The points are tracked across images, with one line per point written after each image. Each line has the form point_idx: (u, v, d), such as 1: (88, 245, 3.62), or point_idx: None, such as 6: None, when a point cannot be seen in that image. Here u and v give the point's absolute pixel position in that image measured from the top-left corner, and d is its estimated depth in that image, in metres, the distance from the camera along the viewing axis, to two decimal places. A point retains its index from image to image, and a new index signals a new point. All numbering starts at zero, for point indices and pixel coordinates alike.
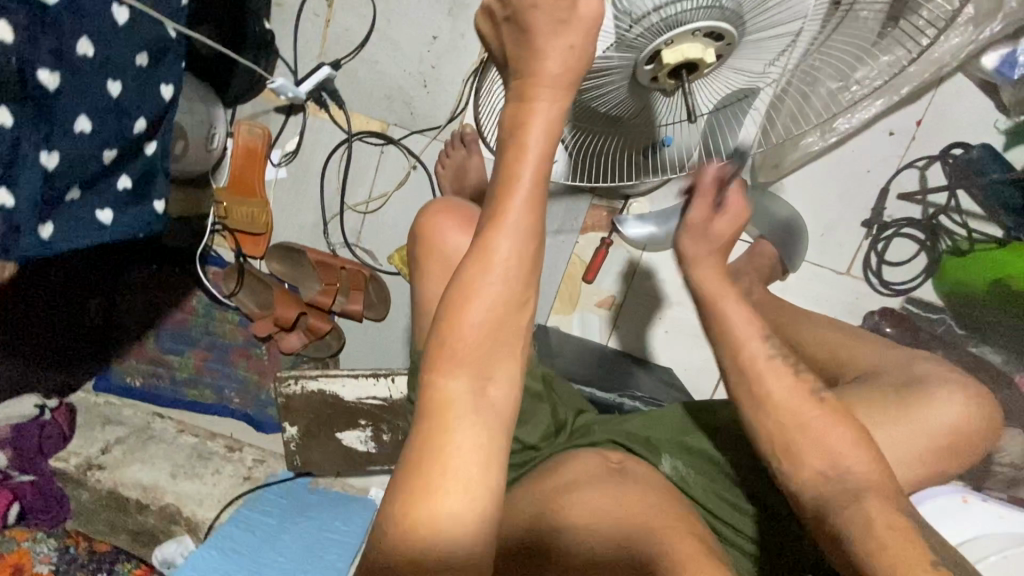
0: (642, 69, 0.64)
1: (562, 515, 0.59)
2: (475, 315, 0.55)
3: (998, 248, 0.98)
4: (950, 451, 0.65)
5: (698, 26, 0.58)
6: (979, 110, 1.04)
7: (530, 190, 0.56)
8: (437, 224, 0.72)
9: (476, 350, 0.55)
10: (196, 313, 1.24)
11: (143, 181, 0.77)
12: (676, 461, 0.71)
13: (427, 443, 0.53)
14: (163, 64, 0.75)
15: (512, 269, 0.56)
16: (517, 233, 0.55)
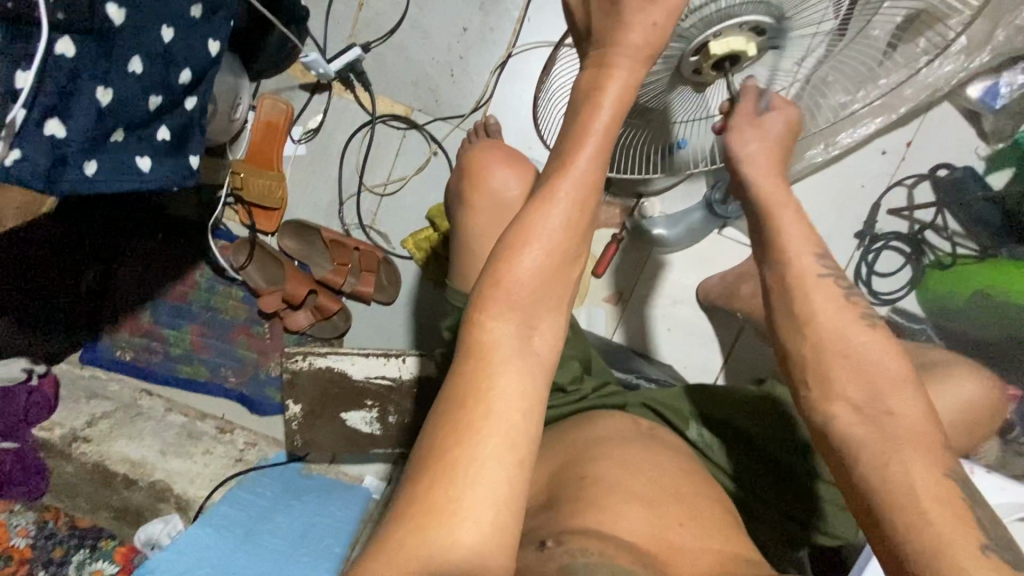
0: (687, 60, 0.69)
1: (594, 468, 0.61)
2: (530, 256, 0.58)
3: (976, 262, 1.07)
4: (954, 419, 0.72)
5: (744, 19, 0.63)
6: (963, 136, 1.14)
7: (595, 145, 0.62)
8: (490, 175, 0.78)
9: (529, 293, 0.57)
10: (198, 287, 1.21)
11: (181, 136, 0.77)
12: (703, 429, 0.76)
13: (473, 379, 0.54)
14: (215, 18, 0.76)
15: (570, 217, 0.60)
16: (579, 180, 0.61)
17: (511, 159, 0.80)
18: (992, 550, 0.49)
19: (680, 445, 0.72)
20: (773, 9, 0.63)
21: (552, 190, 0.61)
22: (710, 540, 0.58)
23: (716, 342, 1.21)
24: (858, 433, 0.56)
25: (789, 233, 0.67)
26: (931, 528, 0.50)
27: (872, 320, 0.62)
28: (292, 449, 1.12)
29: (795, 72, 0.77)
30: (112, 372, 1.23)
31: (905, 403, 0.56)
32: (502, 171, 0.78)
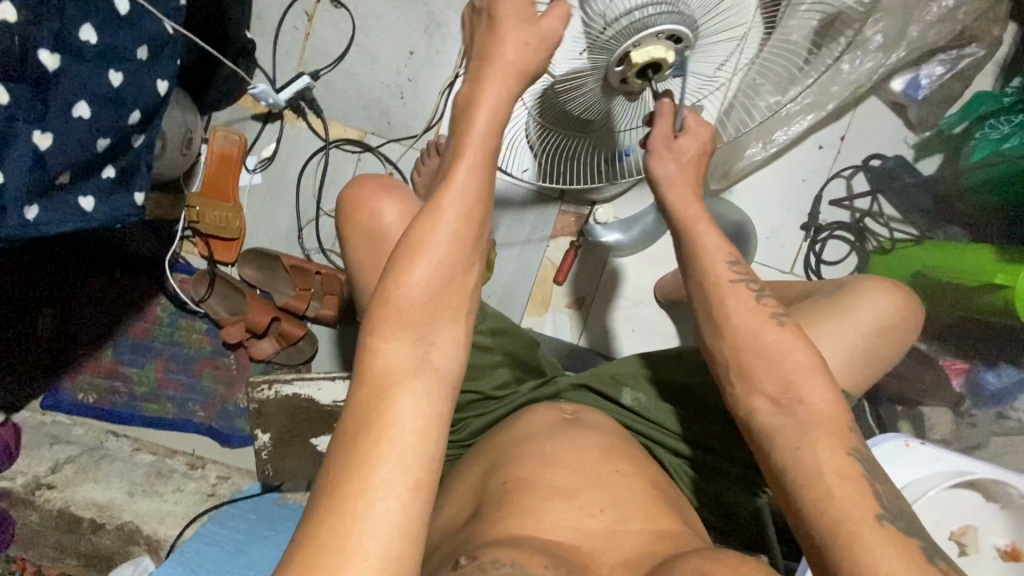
0: (612, 71, 0.72)
1: (519, 468, 0.67)
2: (418, 276, 0.60)
3: (915, 245, 1.12)
4: (884, 336, 0.77)
5: (660, 30, 0.66)
6: (893, 126, 1.21)
7: (474, 158, 0.64)
8: (376, 197, 0.78)
9: (419, 313, 0.59)
10: (161, 322, 1.20)
11: (127, 172, 0.77)
12: (637, 393, 0.82)
13: (367, 406, 0.55)
14: (159, 59, 0.77)
15: (457, 232, 0.62)
16: (462, 193, 0.63)
17: (386, 188, 0.79)
18: (886, 519, 0.52)
19: (623, 434, 0.77)
20: (686, 18, 0.68)
21: (433, 209, 0.62)
22: (626, 520, 0.63)
23: (679, 339, 1.25)
24: (774, 421, 0.61)
25: (709, 238, 0.73)
26: (834, 502, 0.53)
27: (777, 319, 0.66)
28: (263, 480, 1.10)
29: (719, 76, 0.79)
30: (77, 416, 1.20)
31: (817, 390, 0.61)
32: (382, 200, 0.78)
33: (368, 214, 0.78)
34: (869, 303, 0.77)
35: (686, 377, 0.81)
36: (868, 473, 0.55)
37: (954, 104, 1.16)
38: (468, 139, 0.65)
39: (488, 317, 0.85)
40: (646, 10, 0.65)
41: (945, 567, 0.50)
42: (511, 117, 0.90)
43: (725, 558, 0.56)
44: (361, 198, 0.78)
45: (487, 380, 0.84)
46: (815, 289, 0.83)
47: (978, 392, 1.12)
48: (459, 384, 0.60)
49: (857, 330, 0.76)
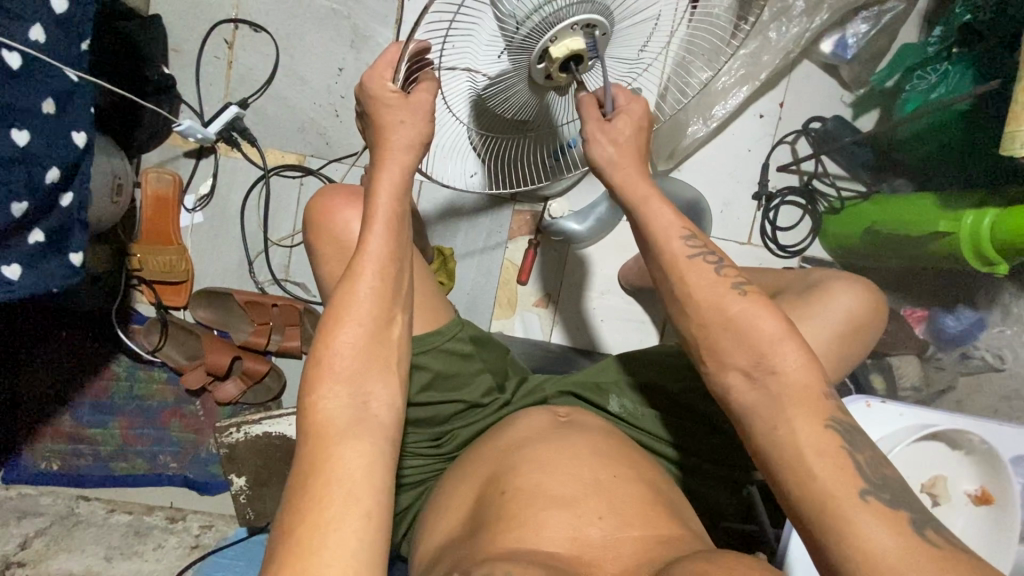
0: (535, 68, 0.71)
1: (516, 477, 0.65)
2: (347, 333, 0.59)
3: (864, 202, 1.14)
4: (853, 334, 0.76)
5: (574, 22, 0.65)
6: (828, 87, 1.23)
7: (388, 203, 0.64)
8: (334, 206, 0.73)
9: (352, 365, 0.59)
10: (118, 378, 1.15)
11: (59, 233, 0.75)
12: (623, 400, 0.80)
13: (313, 460, 0.53)
14: (71, 111, 0.74)
15: (382, 278, 0.62)
16: (383, 233, 0.63)
17: (358, 198, 0.74)
18: (870, 494, 0.49)
19: (603, 423, 0.76)
20: (600, 6, 0.66)
21: (353, 266, 0.62)
22: (627, 527, 0.61)
23: (650, 324, 1.25)
24: (750, 399, 0.56)
25: (664, 215, 0.66)
26: (816, 482, 0.50)
27: (738, 291, 0.61)
28: (248, 524, 1.06)
29: (643, 57, 0.79)
30: (43, 485, 1.15)
31: (788, 357, 0.56)
32: (349, 208, 0.73)
33: (334, 230, 0.73)
34: (837, 298, 0.76)
35: (671, 378, 0.80)
36: (848, 442, 0.52)
37: (882, 59, 1.18)
38: (375, 202, 0.64)
39: (467, 325, 0.77)
40: (556, 3, 0.64)
41: (939, 540, 0.47)
42: (443, 128, 0.86)
43: (711, 558, 0.54)
44: (324, 216, 0.73)
45: (470, 389, 0.78)
46: (787, 285, 0.84)
47: (939, 336, 1.15)
48: (400, 432, 0.59)
49: (829, 313, 0.75)
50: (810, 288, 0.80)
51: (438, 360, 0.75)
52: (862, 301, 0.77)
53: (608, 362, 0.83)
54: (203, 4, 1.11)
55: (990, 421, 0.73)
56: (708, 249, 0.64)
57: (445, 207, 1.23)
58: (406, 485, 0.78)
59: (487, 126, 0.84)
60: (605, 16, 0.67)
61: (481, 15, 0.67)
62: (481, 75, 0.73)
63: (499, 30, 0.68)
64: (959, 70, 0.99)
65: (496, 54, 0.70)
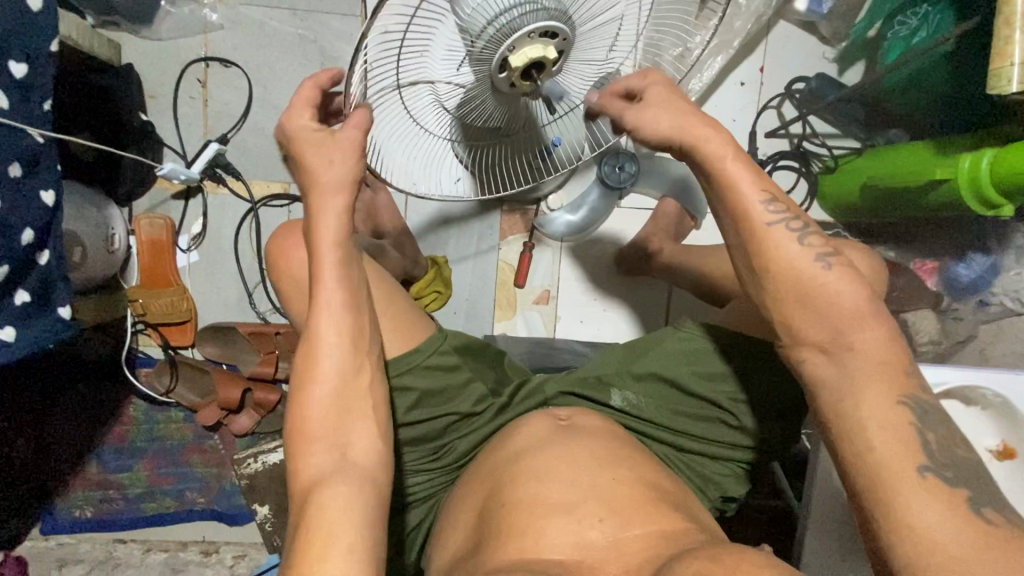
0: (497, 78, 0.70)
1: (516, 489, 0.65)
2: (319, 389, 0.61)
3: (859, 157, 1.13)
4: None
5: (531, 30, 0.65)
6: (809, 45, 1.20)
7: (332, 250, 0.64)
8: (285, 249, 0.73)
9: (327, 419, 0.60)
10: (137, 422, 1.18)
11: (43, 291, 0.77)
12: (626, 393, 0.78)
13: (300, 524, 0.55)
14: (39, 171, 0.75)
15: (342, 331, 0.62)
16: (334, 282, 0.63)
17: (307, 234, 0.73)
18: (930, 470, 0.48)
19: (604, 422, 0.75)
20: (554, 12, 0.66)
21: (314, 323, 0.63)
22: (628, 526, 0.61)
23: (655, 309, 1.24)
24: (821, 371, 0.54)
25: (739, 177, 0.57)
26: (874, 455, 0.49)
27: (823, 263, 0.55)
28: (274, 550, 1.11)
29: (613, 57, 0.80)
30: (80, 532, 1.19)
31: (866, 338, 0.53)
32: (299, 248, 0.72)
33: (295, 268, 0.72)
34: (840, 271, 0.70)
35: (677, 364, 0.77)
36: (919, 420, 0.50)
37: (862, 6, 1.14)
38: (318, 252, 0.63)
39: (449, 336, 0.77)
40: (511, 13, 0.64)
41: (995, 516, 0.46)
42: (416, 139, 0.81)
43: (726, 553, 0.54)
44: (284, 257, 0.73)
45: (462, 399, 0.77)
46: None
47: (953, 286, 1.13)
48: (385, 478, 0.60)
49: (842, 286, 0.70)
50: None
51: (424, 377, 0.74)
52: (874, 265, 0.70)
53: (608, 354, 0.81)
54: (170, 47, 1.11)
55: (1001, 370, 0.71)
56: (791, 213, 0.57)
57: (435, 215, 1.23)
58: (417, 502, 0.78)
59: (455, 133, 0.82)
60: (566, 23, 0.67)
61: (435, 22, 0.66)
62: (443, 88, 0.73)
63: (455, 42, 0.67)
64: (938, 11, 0.94)
65: (455, 65, 0.70)
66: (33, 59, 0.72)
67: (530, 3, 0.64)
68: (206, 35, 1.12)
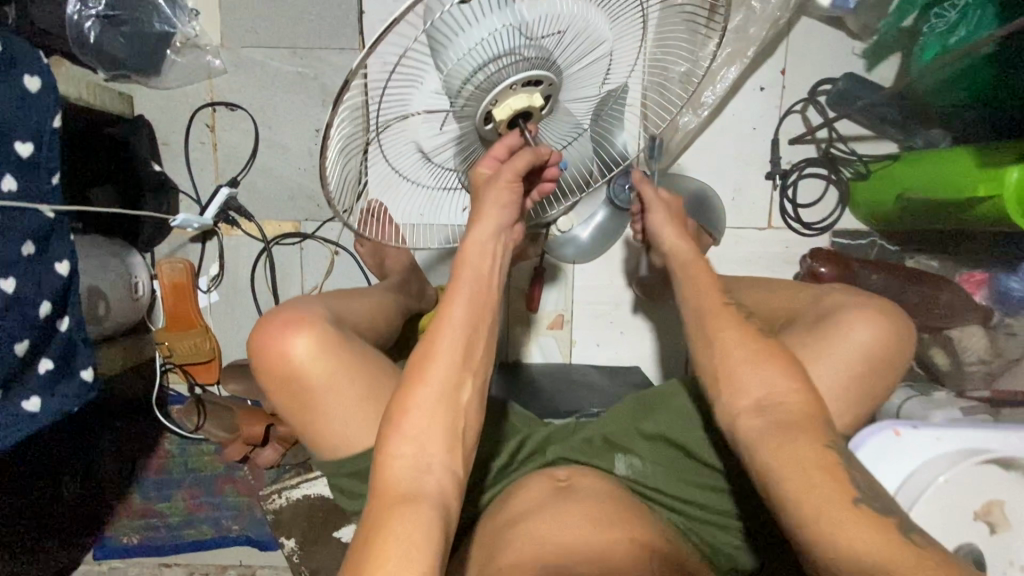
0: (484, 129, 0.69)
1: (514, 553, 0.63)
2: (422, 396, 0.60)
3: (893, 163, 1.05)
4: (872, 372, 0.71)
5: (512, 83, 0.63)
6: (836, 42, 1.11)
7: (471, 274, 0.66)
8: (273, 334, 0.63)
9: (423, 422, 0.59)
10: (173, 455, 1.24)
11: (65, 359, 0.80)
12: (631, 459, 0.76)
13: (371, 528, 0.54)
14: (52, 245, 0.78)
15: (457, 352, 0.62)
16: (461, 306, 0.64)
17: (299, 320, 0.64)
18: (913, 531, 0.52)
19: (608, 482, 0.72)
20: (536, 59, 0.64)
21: (432, 330, 0.63)
22: None
23: (674, 331, 1.20)
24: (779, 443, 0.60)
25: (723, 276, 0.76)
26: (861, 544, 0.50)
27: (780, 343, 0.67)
28: None
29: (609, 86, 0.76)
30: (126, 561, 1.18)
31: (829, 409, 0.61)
32: (290, 335, 0.63)
33: (277, 363, 0.63)
34: (850, 337, 0.71)
35: (684, 425, 0.75)
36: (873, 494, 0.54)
37: None
38: (456, 270, 0.66)
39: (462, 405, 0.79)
40: (488, 69, 0.61)
41: None
42: (414, 198, 0.79)
43: None
44: (263, 346, 0.64)
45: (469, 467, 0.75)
46: (802, 314, 0.80)
47: (1005, 301, 1.02)
48: (459, 504, 0.58)
49: (842, 364, 0.70)
50: (823, 317, 0.75)
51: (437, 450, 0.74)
52: (882, 335, 0.71)
53: (615, 414, 0.80)
54: (178, 95, 1.13)
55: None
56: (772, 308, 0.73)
57: None
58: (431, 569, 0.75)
59: (444, 178, 0.78)
60: (551, 69, 0.65)
61: (412, 82, 0.61)
62: (429, 145, 0.70)
63: (435, 104, 0.64)
64: (982, 6, 0.86)
65: (437, 122, 0.67)
66: (37, 138, 0.74)
67: (507, 56, 0.61)
68: (211, 80, 1.12)
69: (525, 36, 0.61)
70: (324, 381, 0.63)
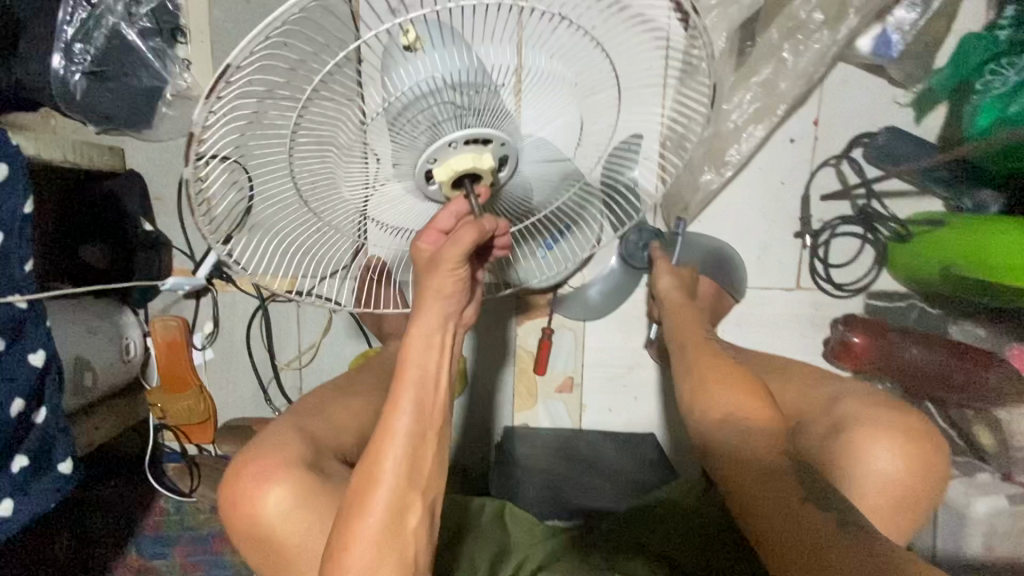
0: (429, 190, 0.59)
1: None
2: (367, 526, 0.53)
3: (939, 228, 0.94)
4: (899, 501, 0.65)
5: (452, 139, 0.53)
6: (875, 90, 1.01)
7: (420, 375, 0.55)
8: (240, 488, 0.62)
9: (368, 558, 0.52)
10: (168, 512, 1.17)
11: (42, 451, 0.76)
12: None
13: None
14: (25, 335, 0.73)
15: (402, 471, 0.54)
16: (410, 418, 0.55)
17: (267, 469, 0.63)
18: None
19: None
20: (486, 116, 0.53)
21: (376, 444, 0.55)
22: None
23: None
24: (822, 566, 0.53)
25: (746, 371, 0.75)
26: None
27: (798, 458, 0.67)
28: None
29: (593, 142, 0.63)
30: None
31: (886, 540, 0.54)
32: (256, 489, 0.62)
33: (249, 518, 0.62)
34: (869, 462, 0.66)
35: (660, 537, 0.87)
36: None
37: (941, 47, 0.94)
38: (399, 369, 0.56)
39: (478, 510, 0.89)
40: (416, 117, 0.52)
41: None
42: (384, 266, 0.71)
43: None
44: (236, 501, 0.63)
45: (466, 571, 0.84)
46: (811, 416, 0.74)
47: None
48: None
49: (861, 493, 0.65)
50: (832, 429, 0.70)
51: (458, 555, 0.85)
52: (904, 458, 0.66)
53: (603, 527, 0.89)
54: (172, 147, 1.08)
55: None
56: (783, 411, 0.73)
57: None
58: None
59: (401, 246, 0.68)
60: (503, 126, 0.55)
61: (312, 131, 0.53)
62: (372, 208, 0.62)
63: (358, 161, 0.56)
64: None
65: (365, 180, 0.57)
66: (7, 226, 0.70)
67: (443, 107, 0.52)
68: None
69: (458, 87, 0.51)
70: (296, 532, 0.61)
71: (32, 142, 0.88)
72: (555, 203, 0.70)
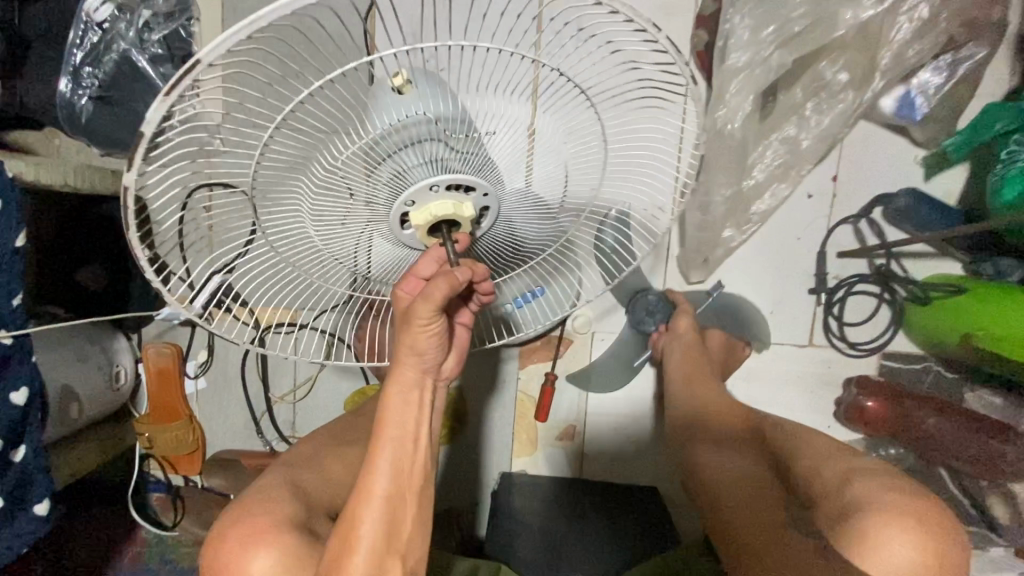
0: (403, 233, 0.55)
1: None
2: None
3: (958, 294, 0.91)
4: None
5: (431, 183, 0.49)
6: (896, 150, 0.99)
7: (401, 435, 0.52)
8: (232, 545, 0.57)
9: None
10: (149, 543, 1.12)
11: (18, 493, 0.73)
12: None
13: None
14: (9, 372, 0.70)
15: (382, 537, 0.51)
16: (389, 480, 0.51)
17: (260, 529, 0.56)
18: None
19: None
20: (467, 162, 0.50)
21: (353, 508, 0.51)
22: None
23: None
24: None
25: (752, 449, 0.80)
26: None
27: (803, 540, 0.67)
28: None
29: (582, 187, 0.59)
30: None
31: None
32: (249, 551, 0.56)
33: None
34: (886, 559, 0.57)
35: None
36: None
37: (965, 112, 0.93)
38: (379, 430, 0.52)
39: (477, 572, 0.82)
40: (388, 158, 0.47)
41: None
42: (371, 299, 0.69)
43: None
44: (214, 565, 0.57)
45: None
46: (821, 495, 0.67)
47: None
48: None
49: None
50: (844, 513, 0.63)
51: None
52: (922, 550, 0.57)
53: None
54: None
55: None
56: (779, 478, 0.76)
57: None
58: None
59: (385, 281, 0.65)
60: (485, 174, 0.51)
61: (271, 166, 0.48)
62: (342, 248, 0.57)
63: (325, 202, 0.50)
64: None
65: (337, 227, 0.53)
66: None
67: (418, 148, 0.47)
68: None
69: (438, 135, 0.47)
70: None
71: (36, 168, 0.83)
72: (543, 250, 0.66)
